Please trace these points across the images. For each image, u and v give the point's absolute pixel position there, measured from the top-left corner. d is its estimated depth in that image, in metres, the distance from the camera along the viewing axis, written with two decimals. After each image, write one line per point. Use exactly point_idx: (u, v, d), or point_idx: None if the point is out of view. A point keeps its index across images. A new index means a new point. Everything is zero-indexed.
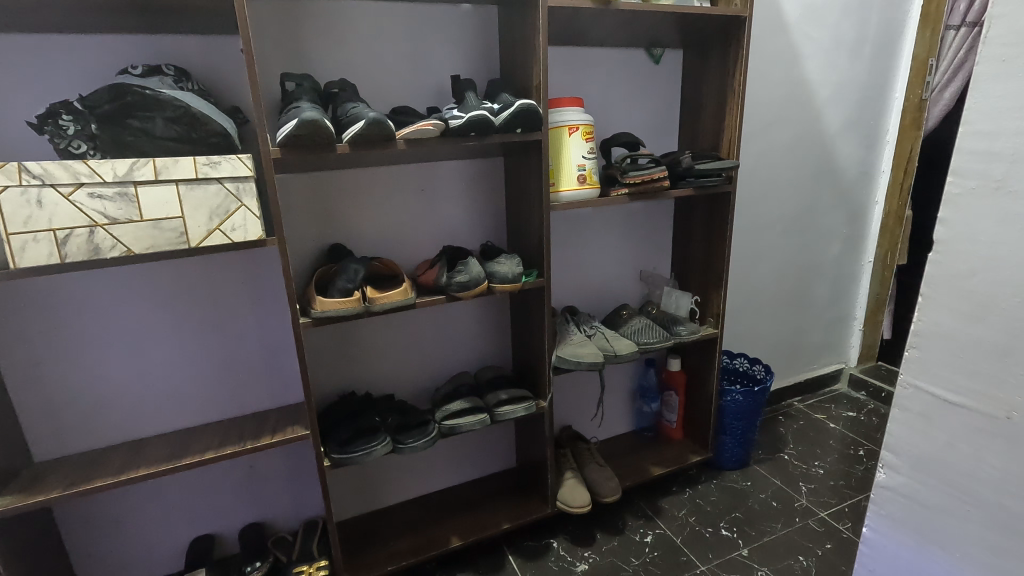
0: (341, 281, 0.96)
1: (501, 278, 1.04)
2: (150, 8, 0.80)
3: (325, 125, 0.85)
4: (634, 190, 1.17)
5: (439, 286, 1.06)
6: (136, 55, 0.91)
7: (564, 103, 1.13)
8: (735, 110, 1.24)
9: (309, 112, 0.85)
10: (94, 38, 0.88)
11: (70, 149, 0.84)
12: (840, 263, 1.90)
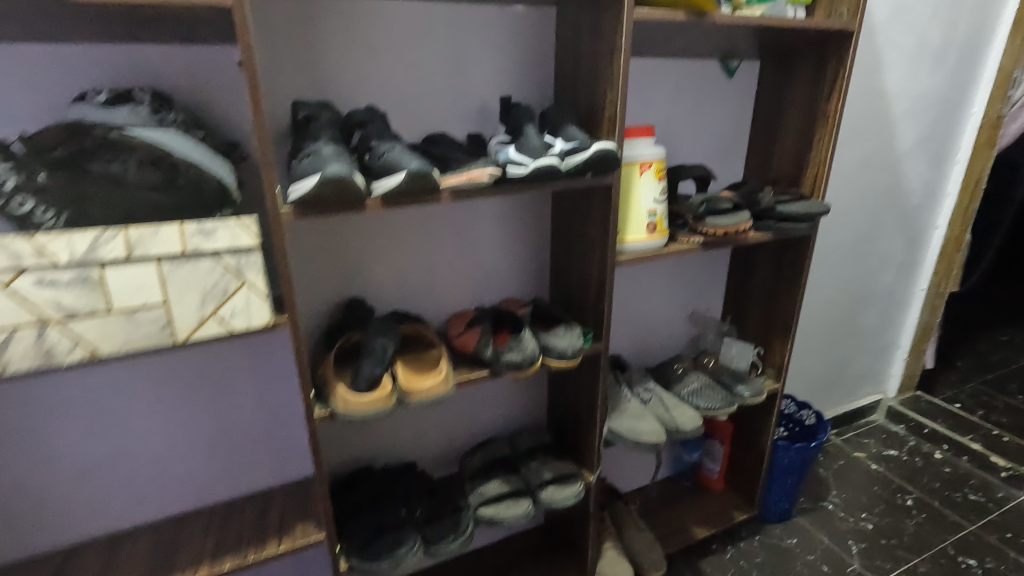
0: (367, 364, 0.77)
1: (559, 354, 0.86)
2: (110, 18, 0.58)
3: (355, 181, 0.64)
4: (710, 238, 0.98)
5: (482, 358, 0.88)
6: (96, 72, 0.68)
7: (635, 133, 0.92)
8: (827, 142, 1.04)
9: (333, 165, 0.64)
10: (36, 50, 0.65)
11: (11, 209, 0.62)
12: (892, 291, 1.73)
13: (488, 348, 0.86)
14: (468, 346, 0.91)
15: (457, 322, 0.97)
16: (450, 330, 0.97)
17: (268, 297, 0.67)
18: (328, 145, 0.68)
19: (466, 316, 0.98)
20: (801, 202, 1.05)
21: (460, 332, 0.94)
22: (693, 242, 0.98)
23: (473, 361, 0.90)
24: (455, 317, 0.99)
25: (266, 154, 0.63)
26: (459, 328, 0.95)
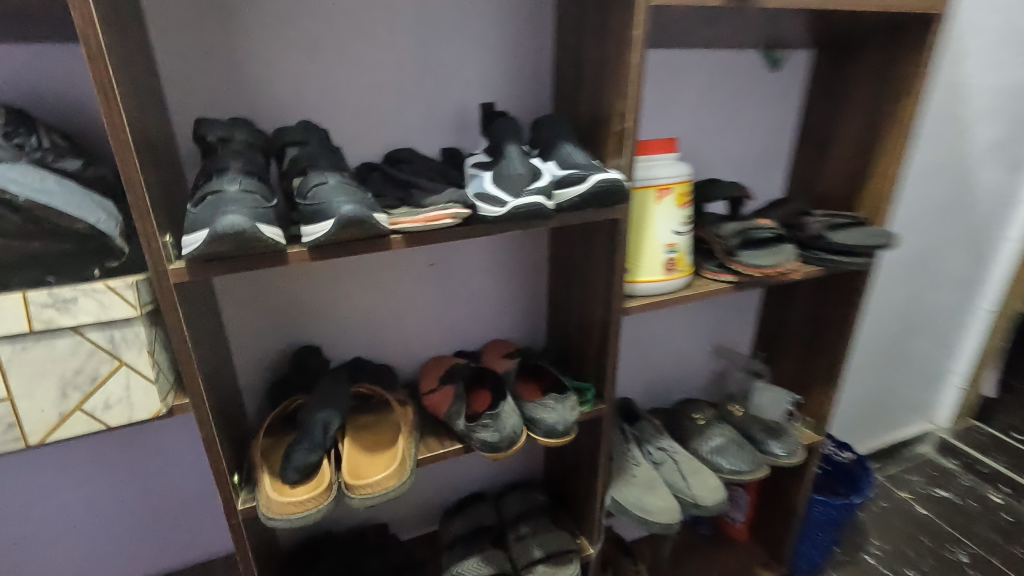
0: (302, 448, 0.62)
1: (548, 431, 0.69)
2: None
3: (262, 236, 0.48)
4: (743, 278, 0.79)
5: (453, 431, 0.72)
6: None
7: (652, 148, 0.73)
8: (894, 155, 0.83)
9: (234, 213, 0.48)
10: None
11: None
12: (950, 313, 1.50)
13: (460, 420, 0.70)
14: (440, 411, 0.75)
15: (430, 377, 0.81)
16: (423, 386, 0.80)
17: (156, 380, 0.52)
18: (238, 180, 0.51)
19: (442, 369, 0.81)
20: (860, 229, 0.84)
21: (433, 390, 0.78)
22: (724, 281, 0.80)
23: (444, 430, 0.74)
24: (429, 368, 0.83)
25: (141, 200, 0.47)
26: (433, 386, 0.79)
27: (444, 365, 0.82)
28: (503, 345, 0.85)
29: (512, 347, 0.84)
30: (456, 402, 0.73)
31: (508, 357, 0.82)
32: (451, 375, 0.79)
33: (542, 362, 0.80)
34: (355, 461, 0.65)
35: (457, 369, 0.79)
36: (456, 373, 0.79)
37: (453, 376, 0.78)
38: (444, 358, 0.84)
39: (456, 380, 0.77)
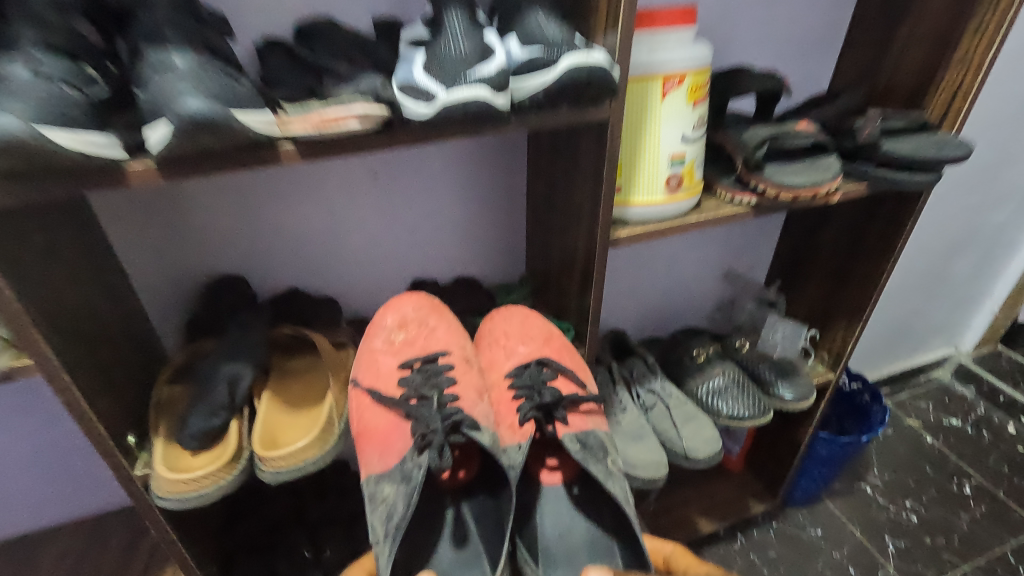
0: (199, 412, 0.51)
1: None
2: None
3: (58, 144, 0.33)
4: (768, 199, 0.62)
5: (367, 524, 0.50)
6: None
7: (660, 19, 0.54)
8: (989, 34, 0.61)
9: (15, 110, 0.32)
10: None
11: None
12: (1003, 231, 1.31)
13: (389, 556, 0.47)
14: (367, 459, 0.53)
15: (374, 369, 0.58)
16: (356, 368, 0.58)
17: None
18: (34, 61, 0.36)
19: (405, 350, 0.60)
20: (919, 137, 0.66)
21: (377, 406, 0.55)
22: (741, 203, 0.63)
23: (366, 481, 0.52)
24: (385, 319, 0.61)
25: None
26: (375, 376, 0.58)
27: (411, 335, 0.61)
28: (518, 344, 0.64)
29: (530, 352, 0.63)
30: (402, 488, 0.50)
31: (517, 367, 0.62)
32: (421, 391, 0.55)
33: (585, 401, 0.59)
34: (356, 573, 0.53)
35: (430, 405, 0.53)
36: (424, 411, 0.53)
37: (420, 421, 0.52)
38: (437, 312, 0.64)
39: (417, 443, 0.51)
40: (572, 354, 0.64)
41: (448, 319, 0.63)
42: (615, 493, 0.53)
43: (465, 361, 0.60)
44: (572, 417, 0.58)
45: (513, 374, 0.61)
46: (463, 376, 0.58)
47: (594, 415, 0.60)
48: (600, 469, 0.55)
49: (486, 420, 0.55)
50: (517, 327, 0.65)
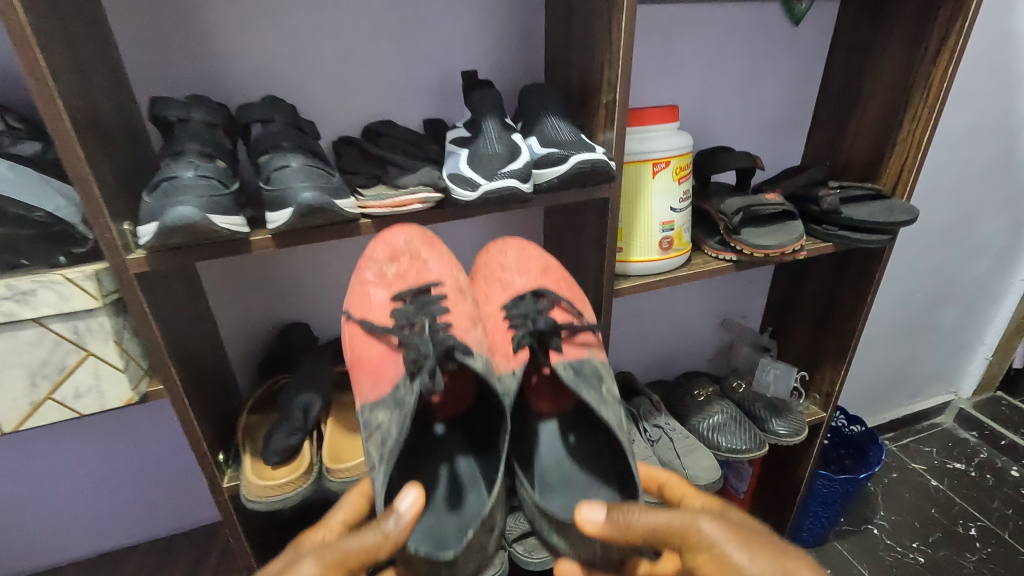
0: (281, 431, 0.63)
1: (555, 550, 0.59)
2: None
3: (215, 226, 0.46)
4: (745, 257, 0.74)
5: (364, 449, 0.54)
6: None
7: (649, 117, 0.68)
8: (923, 120, 0.74)
9: (188, 200, 0.46)
10: None
11: None
12: (984, 282, 1.41)
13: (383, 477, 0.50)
14: (360, 388, 0.58)
15: (366, 300, 0.61)
16: (347, 301, 0.61)
17: (126, 369, 0.51)
18: (195, 164, 0.49)
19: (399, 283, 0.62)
20: (874, 204, 0.78)
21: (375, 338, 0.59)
22: (725, 260, 0.75)
23: (362, 410, 0.56)
24: (375, 253, 0.62)
25: (94, 206, 0.45)
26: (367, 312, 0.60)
27: (404, 267, 0.62)
28: (517, 277, 0.67)
29: (531, 284, 0.66)
30: (394, 414, 0.53)
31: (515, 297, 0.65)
32: (411, 317, 0.58)
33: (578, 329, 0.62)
34: (359, 494, 0.57)
35: (422, 332, 0.56)
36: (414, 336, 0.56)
37: (409, 345, 0.55)
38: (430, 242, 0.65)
39: (409, 369, 0.54)
40: (569, 281, 0.69)
41: (440, 250, 0.65)
42: (612, 423, 0.56)
43: (459, 291, 0.63)
44: (566, 347, 0.62)
45: (512, 303, 0.64)
46: (456, 305, 0.61)
47: (591, 346, 0.63)
48: (592, 393, 0.58)
49: (481, 348, 0.59)
50: (515, 260, 0.68)
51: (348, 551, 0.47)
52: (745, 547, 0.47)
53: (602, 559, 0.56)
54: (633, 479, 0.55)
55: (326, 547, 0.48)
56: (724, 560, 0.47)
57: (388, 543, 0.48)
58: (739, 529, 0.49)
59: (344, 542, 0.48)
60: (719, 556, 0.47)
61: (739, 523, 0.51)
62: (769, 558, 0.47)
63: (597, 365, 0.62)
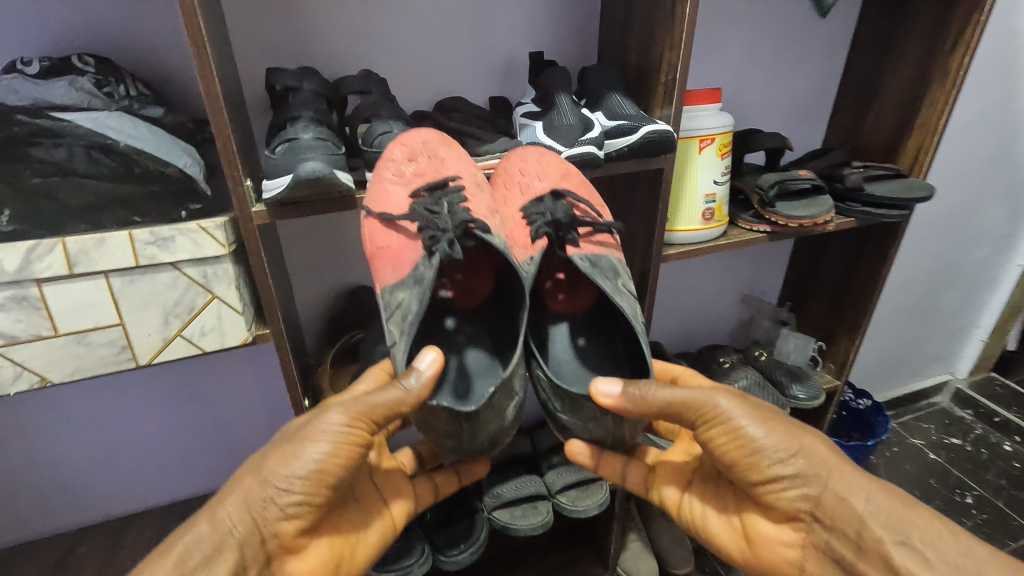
0: None
1: (566, 428, 0.63)
2: None
3: (337, 182, 0.52)
4: (779, 228, 0.81)
5: (385, 329, 0.55)
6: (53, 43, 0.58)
7: (697, 97, 0.74)
8: (942, 105, 0.81)
9: (313, 159, 0.51)
10: None
11: None
12: (983, 268, 1.50)
13: (404, 347, 0.51)
14: (381, 274, 0.58)
15: (376, 189, 0.58)
16: (366, 195, 0.57)
17: (243, 311, 0.57)
18: (313, 129, 0.55)
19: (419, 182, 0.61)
20: (894, 182, 0.85)
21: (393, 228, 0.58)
22: (759, 231, 0.82)
23: (384, 292, 0.57)
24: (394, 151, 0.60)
25: (231, 162, 0.51)
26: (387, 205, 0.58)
27: (422, 167, 0.61)
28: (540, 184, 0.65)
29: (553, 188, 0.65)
30: (415, 290, 0.54)
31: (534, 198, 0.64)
32: (432, 206, 0.57)
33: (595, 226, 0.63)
34: (380, 369, 0.62)
35: (443, 213, 0.56)
36: (433, 217, 0.56)
37: (428, 223, 0.56)
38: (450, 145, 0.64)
39: (426, 247, 0.55)
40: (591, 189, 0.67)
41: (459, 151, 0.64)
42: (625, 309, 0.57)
43: (477, 185, 0.62)
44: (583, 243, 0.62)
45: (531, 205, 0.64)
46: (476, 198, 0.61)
47: (609, 245, 0.64)
48: (608, 284, 0.58)
49: (500, 231, 0.59)
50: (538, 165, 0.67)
51: (370, 405, 0.52)
52: (761, 422, 0.55)
53: (611, 438, 0.61)
54: (645, 359, 0.57)
55: (351, 401, 0.53)
56: (740, 432, 0.55)
57: (408, 398, 0.51)
58: (754, 406, 0.56)
59: (367, 398, 0.52)
60: (736, 429, 0.55)
61: (749, 399, 0.58)
62: (782, 431, 0.55)
63: (613, 260, 0.63)
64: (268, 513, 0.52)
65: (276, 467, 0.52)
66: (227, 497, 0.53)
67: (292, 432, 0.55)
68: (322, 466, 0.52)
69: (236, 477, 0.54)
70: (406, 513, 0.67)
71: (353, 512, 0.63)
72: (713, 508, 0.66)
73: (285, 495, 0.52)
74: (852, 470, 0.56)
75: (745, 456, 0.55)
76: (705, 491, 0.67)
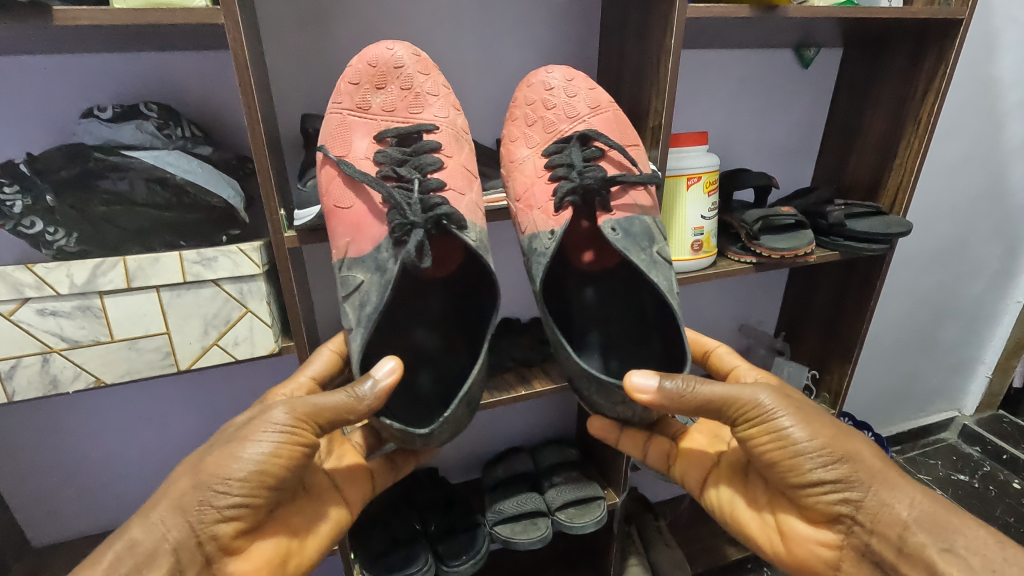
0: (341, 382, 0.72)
1: (594, 405, 0.63)
2: (129, 37, 0.57)
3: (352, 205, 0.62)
4: (764, 259, 0.87)
5: (343, 307, 0.62)
6: (121, 91, 0.68)
7: (684, 140, 0.82)
8: (915, 151, 0.86)
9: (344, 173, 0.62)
10: (72, 72, 0.66)
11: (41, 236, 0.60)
12: (981, 303, 1.53)
13: (359, 338, 0.58)
14: (338, 233, 0.62)
15: (334, 129, 0.64)
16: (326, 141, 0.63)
17: (272, 324, 0.65)
18: None
19: (388, 118, 0.65)
20: (875, 219, 0.90)
21: (357, 191, 0.62)
22: (746, 262, 0.88)
23: (341, 266, 0.63)
24: (362, 78, 0.64)
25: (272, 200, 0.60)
26: (348, 147, 0.64)
27: (391, 99, 0.65)
28: (564, 124, 0.72)
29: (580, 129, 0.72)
30: (375, 277, 0.60)
31: (557, 143, 0.71)
32: (399, 162, 0.64)
33: (627, 182, 0.68)
34: (331, 352, 0.65)
35: (407, 197, 0.60)
36: (404, 194, 0.61)
37: (397, 213, 0.60)
38: (427, 71, 0.66)
39: (397, 235, 0.60)
40: (619, 124, 0.72)
41: (436, 81, 0.67)
42: (658, 282, 0.63)
43: (449, 136, 0.67)
44: (616, 206, 0.69)
45: (553, 150, 0.71)
46: (449, 158, 0.66)
47: (642, 202, 0.70)
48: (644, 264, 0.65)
49: (472, 215, 0.65)
50: (562, 97, 0.72)
51: (319, 406, 0.54)
52: (804, 424, 0.56)
53: (638, 417, 0.62)
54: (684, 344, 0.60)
55: (297, 399, 0.54)
56: (781, 432, 0.55)
57: (360, 405, 0.54)
58: (798, 406, 0.57)
59: (314, 398, 0.54)
60: (776, 429, 0.56)
61: (793, 399, 0.59)
62: (826, 434, 0.56)
63: (644, 221, 0.69)
64: (205, 518, 0.51)
65: (217, 470, 0.51)
66: (159, 503, 0.52)
67: (233, 431, 0.54)
68: (265, 465, 0.52)
69: (172, 481, 0.53)
70: (359, 502, 0.68)
71: (305, 507, 0.63)
72: (742, 497, 0.67)
73: (223, 498, 0.51)
74: (897, 477, 0.56)
75: (786, 457, 0.56)
76: (734, 481, 0.68)
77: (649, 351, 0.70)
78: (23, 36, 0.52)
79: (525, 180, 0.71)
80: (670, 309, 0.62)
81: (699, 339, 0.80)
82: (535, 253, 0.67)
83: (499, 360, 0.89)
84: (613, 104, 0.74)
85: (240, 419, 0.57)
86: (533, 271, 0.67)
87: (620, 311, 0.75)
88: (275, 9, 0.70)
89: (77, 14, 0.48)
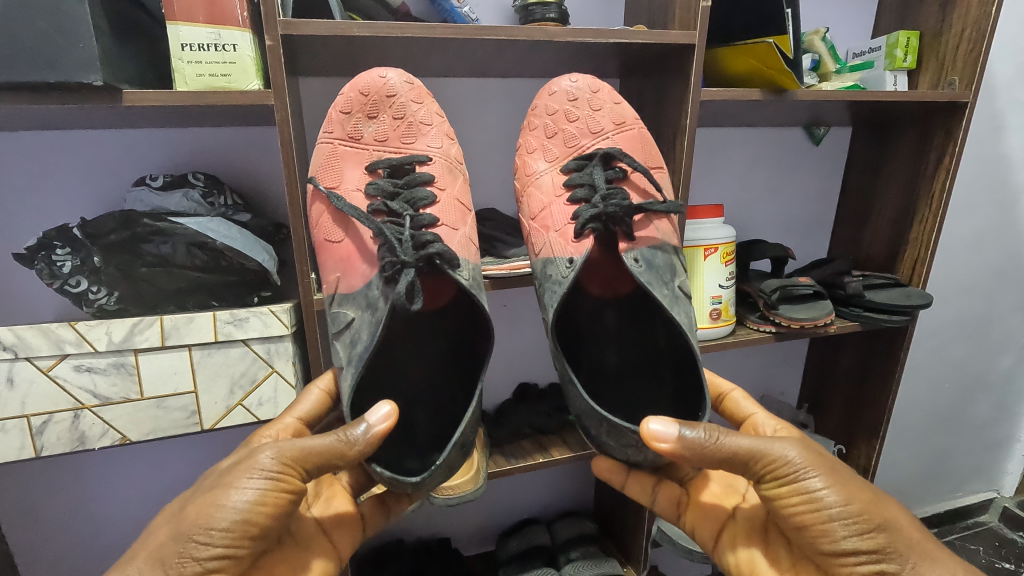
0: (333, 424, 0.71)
1: (602, 446, 0.61)
2: (185, 115, 0.62)
3: (360, 248, 0.63)
4: (784, 328, 0.87)
5: (337, 346, 0.61)
6: (169, 163, 0.73)
7: (700, 212, 0.85)
8: (930, 224, 0.88)
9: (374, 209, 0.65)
10: (127, 146, 0.72)
11: (85, 295, 0.63)
12: (1011, 378, 1.48)
13: (350, 378, 0.58)
14: (328, 267, 0.64)
15: (324, 162, 0.67)
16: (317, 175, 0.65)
17: (295, 385, 0.67)
18: None
19: (379, 147, 0.68)
20: (895, 290, 0.90)
21: (346, 227, 0.64)
22: (765, 331, 0.88)
23: (332, 302, 0.63)
24: (354, 107, 0.67)
25: (303, 264, 0.62)
26: (339, 178, 0.67)
27: (382, 128, 0.68)
28: (587, 139, 0.73)
29: (602, 146, 0.73)
30: (366, 314, 0.60)
31: (578, 160, 0.72)
32: (391, 195, 0.66)
33: (652, 212, 0.68)
34: (321, 392, 0.63)
35: (398, 233, 0.60)
36: (395, 229, 0.62)
37: (390, 251, 0.59)
38: (420, 99, 0.69)
39: (388, 272, 0.59)
40: (643, 143, 0.73)
41: (428, 109, 0.70)
42: (680, 319, 0.63)
43: (445, 168, 0.70)
44: (639, 235, 0.68)
45: (574, 167, 0.72)
46: (444, 190, 0.69)
47: (663, 232, 0.71)
48: (666, 299, 0.64)
49: (467, 256, 0.66)
50: (586, 110, 0.73)
51: (308, 449, 0.52)
52: (837, 487, 0.53)
53: (650, 462, 0.59)
54: (703, 390, 0.58)
55: (286, 443, 0.52)
56: (812, 494, 0.53)
57: (352, 448, 0.52)
58: (832, 468, 0.55)
59: (303, 441, 0.52)
60: (808, 491, 0.53)
61: (824, 458, 0.56)
62: (861, 501, 0.53)
63: (667, 254, 0.69)
64: (183, 572, 0.47)
65: (202, 521, 0.48)
66: (136, 557, 0.48)
67: (216, 478, 0.52)
68: (251, 513, 0.49)
69: (151, 532, 0.50)
70: (348, 549, 0.66)
71: (292, 554, 0.61)
72: (762, 556, 0.63)
73: (205, 550, 0.48)
74: (936, 551, 0.53)
75: (817, 521, 0.53)
76: (752, 540, 0.65)
77: (661, 391, 0.69)
78: (92, 114, 0.58)
79: (543, 196, 0.73)
80: (688, 346, 0.61)
81: (714, 381, 0.79)
82: (550, 280, 0.67)
83: (516, 427, 0.89)
84: (636, 121, 0.75)
85: (225, 463, 0.55)
86: (546, 300, 0.67)
87: (639, 357, 0.73)
88: (317, 92, 0.76)
89: (144, 96, 0.53)
